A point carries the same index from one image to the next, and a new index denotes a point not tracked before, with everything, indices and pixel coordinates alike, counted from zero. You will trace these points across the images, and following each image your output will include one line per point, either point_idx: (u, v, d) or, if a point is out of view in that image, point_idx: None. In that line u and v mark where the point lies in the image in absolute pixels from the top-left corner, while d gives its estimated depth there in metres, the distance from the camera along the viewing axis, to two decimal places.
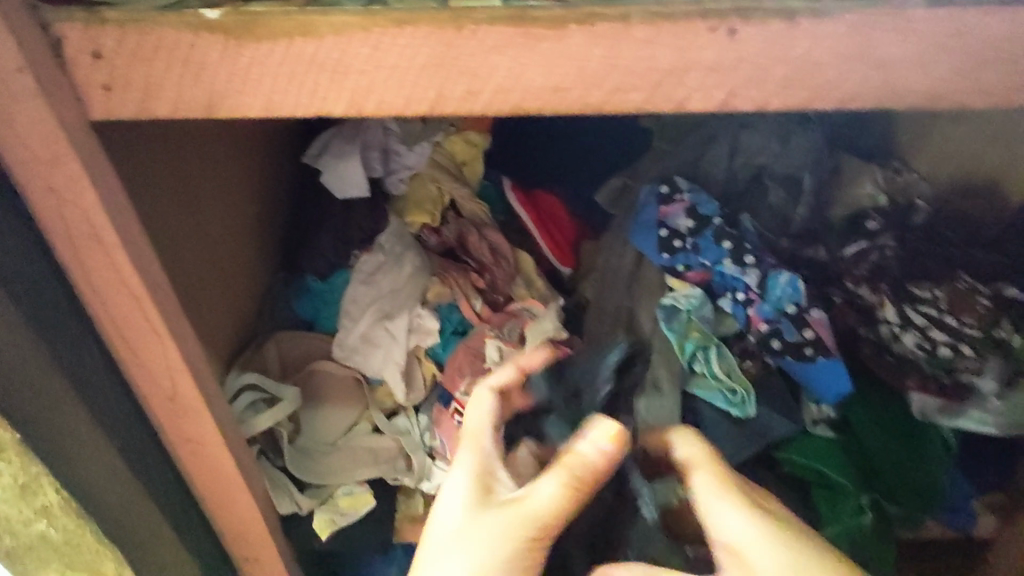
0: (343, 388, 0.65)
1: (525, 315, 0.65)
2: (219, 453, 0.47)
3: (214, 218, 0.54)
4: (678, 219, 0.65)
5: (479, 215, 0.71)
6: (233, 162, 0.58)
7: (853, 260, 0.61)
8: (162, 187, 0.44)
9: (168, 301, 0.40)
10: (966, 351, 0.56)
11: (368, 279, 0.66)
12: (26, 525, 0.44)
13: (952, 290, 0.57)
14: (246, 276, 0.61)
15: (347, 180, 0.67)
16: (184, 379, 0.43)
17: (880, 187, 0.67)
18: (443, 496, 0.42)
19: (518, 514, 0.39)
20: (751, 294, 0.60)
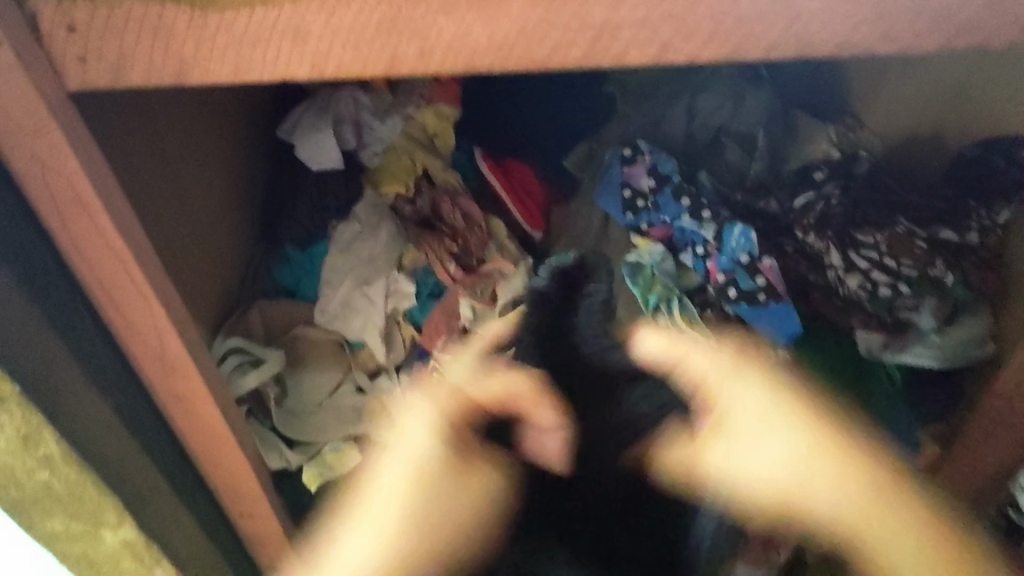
0: (326, 353, 0.68)
1: (496, 276, 0.68)
2: (209, 410, 0.50)
3: (193, 189, 0.56)
4: (640, 179, 0.69)
5: (451, 183, 0.73)
6: (210, 137, 0.61)
7: (802, 211, 0.65)
8: (143, 158, 0.47)
9: (152, 264, 0.43)
10: (904, 291, 0.60)
11: (345, 249, 0.69)
12: (30, 475, 0.47)
13: (892, 234, 0.61)
14: (226, 248, 0.63)
15: (321, 152, 0.70)
16: (171, 338, 0.46)
17: (834, 144, 0.70)
18: (384, 473, 0.41)
19: (415, 497, 0.40)
20: (709, 247, 0.65)
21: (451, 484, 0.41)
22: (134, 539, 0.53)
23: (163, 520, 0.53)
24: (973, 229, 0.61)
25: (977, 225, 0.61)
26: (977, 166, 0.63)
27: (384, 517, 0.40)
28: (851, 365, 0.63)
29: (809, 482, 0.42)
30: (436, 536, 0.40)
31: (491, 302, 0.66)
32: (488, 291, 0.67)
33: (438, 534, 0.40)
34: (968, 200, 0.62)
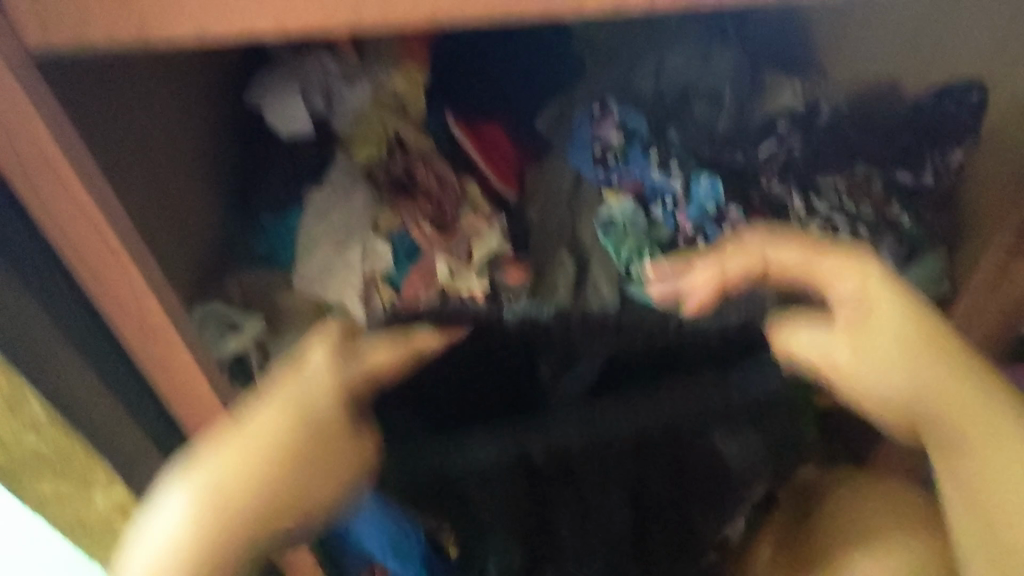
0: (305, 316, 0.68)
1: (471, 235, 0.69)
2: (191, 375, 0.51)
3: (162, 154, 0.56)
4: (609, 134, 0.70)
5: (424, 146, 0.73)
6: (177, 105, 0.60)
7: (766, 160, 0.67)
8: (110, 123, 0.47)
9: (126, 227, 0.44)
10: (866, 234, 0.64)
11: (320, 214, 0.70)
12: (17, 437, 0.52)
13: (851, 177, 0.66)
14: (200, 216, 0.64)
15: (289, 118, 0.71)
16: (150, 302, 0.46)
17: (798, 96, 0.72)
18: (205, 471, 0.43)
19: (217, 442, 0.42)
20: (677, 200, 0.67)
21: (295, 465, 0.41)
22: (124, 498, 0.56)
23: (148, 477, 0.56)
24: (929, 171, 0.65)
25: (934, 167, 0.65)
26: (933, 112, 0.65)
27: (235, 484, 0.40)
28: None
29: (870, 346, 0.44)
30: (245, 478, 0.40)
31: (467, 260, 0.68)
32: (465, 249, 0.69)
33: (258, 496, 0.40)
34: (924, 144, 0.66)
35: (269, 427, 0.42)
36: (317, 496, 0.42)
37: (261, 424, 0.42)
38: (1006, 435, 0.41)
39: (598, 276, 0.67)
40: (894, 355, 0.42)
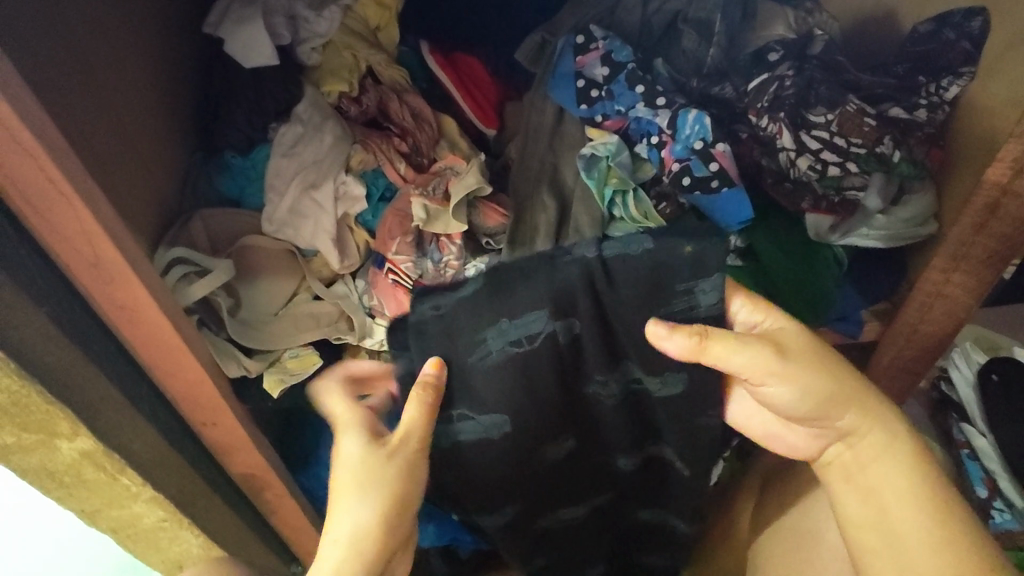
0: (277, 260, 0.66)
1: (449, 174, 0.66)
2: (155, 318, 0.48)
3: (104, 81, 0.51)
4: (594, 68, 0.66)
5: (399, 81, 0.70)
6: (125, 30, 0.55)
7: (755, 93, 0.62)
8: (43, 50, 0.43)
9: (69, 159, 0.39)
10: (853, 170, 0.60)
11: (289, 152, 0.65)
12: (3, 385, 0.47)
13: (844, 113, 0.59)
14: (158, 152, 0.60)
15: (251, 47, 0.64)
16: (103, 244, 0.42)
17: (792, 29, 0.67)
18: None
19: None
20: (664, 137, 0.63)
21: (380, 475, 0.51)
22: (91, 448, 0.55)
23: (117, 429, 0.54)
24: (922, 106, 0.61)
25: (925, 101, 0.61)
26: (929, 42, 0.61)
27: (354, 486, 0.50)
28: (801, 245, 0.65)
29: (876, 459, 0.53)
30: None
31: (445, 201, 0.64)
32: (442, 189, 0.65)
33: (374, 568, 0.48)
34: (918, 76, 0.62)
35: (400, 460, 0.52)
36: (413, 435, 0.52)
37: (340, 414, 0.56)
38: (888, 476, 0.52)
39: (582, 219, 0.65)
40: (900, 481, 0.52)
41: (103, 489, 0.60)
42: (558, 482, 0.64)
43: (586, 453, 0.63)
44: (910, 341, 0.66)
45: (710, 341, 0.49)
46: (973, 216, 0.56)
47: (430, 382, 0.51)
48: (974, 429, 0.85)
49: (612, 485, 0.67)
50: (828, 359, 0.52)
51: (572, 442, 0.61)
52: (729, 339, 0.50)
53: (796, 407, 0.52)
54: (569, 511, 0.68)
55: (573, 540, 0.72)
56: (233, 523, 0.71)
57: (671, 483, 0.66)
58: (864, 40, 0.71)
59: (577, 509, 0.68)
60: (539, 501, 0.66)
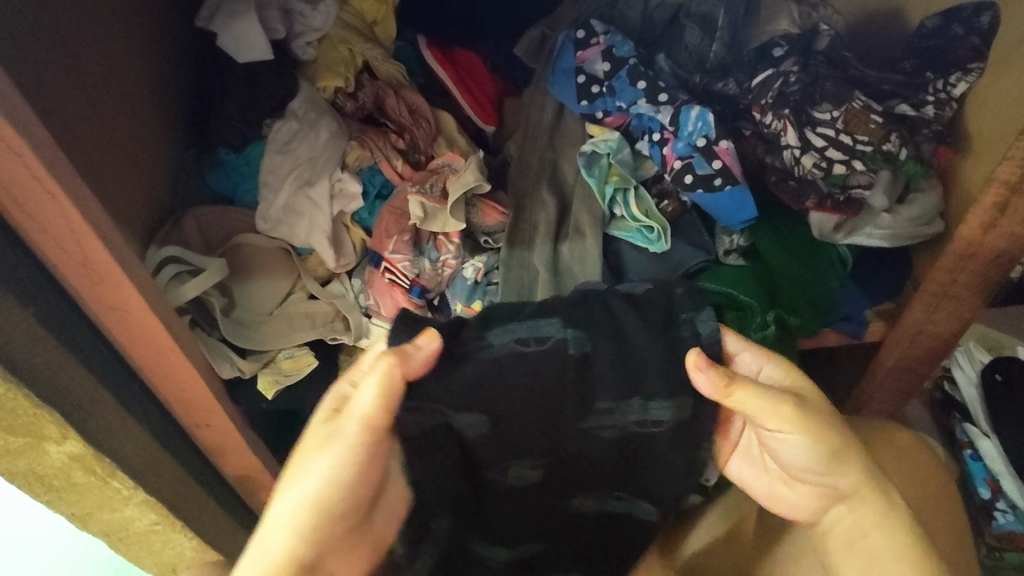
0: (272, 259, 0.65)
1: (446, 171, 0.65)
2: (145, 319, 0.46)
3: (91, 74, 0.50)
4: (595, 63, 0.65)
5: (395, 76, 0.68)
6: (114, 23, 0.54)
7: (759, 90, 0.61)
8: (28, 44, 0.41)
9: (56, 157, 0.37)
10: (859, 168, 0.58)
11: (284, 149, 0.64)
12: None
13: (850, 109, 0.58)
14: (149, 148, 0.59)
15: (245, 42, 0.63)
16: (91, 243, 0.41)
17: (795, 25, 0.64)
18: None
19: None
20: (665, 134, 0.62)
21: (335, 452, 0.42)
22: (81, 451, 0.54)
23: (107, 432, 0.53)
24: (929, 102, 0.59)
25: (933, 98, 0.59)
26: (937, 37, 0.60)
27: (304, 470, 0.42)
28: (803, 245, 0.64)
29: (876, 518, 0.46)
30: None
31: (443, 199, 0.63)
32: (439, 187, 0.64)
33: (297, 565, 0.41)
34: (925, 72, 0.60)
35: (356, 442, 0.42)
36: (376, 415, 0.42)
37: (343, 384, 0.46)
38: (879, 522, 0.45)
39: (581, 217, 0.64)
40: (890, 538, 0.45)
41: (94, 493, 0.59)
42: (508, 516, 0.50)
43: (552, 490, 0.49)
44: (914, 341, 0.65)
45: (738, 395, 0.43)
46: (982, 215, 0.55)
47: (407, 353, 0.42)
48: (976, 428, 0.84)
49: (563, 542, 0.53)
50: (848, 432, 0.46)
51: (543, 468, 0.47)
52: (771, 374, 0.46)
53: (801, 460, 0.45)
54: (507, 551, 0.52)
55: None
56: (227, 525, 0.70)
57: (634, 527, 0.52)
58: (869, 36, 0.69)
59: (518, 546, 0.52)
60: (480, 527, 0.51)
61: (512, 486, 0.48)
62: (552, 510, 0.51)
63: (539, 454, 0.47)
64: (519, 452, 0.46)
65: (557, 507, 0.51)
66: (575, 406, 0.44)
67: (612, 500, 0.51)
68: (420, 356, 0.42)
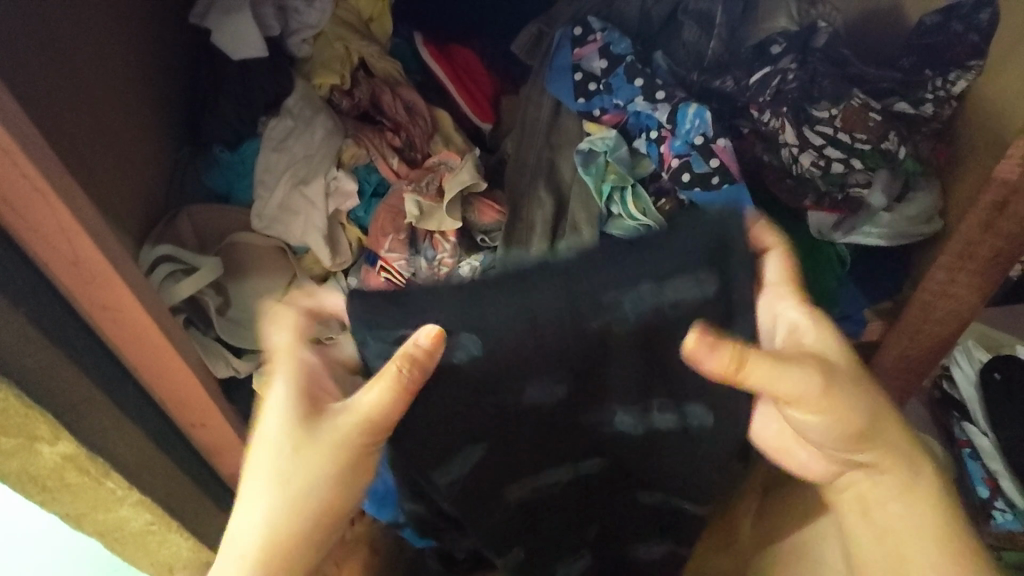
0: (269, 258, 0.64)
1: (442, 170, 0.65)
2: (138, 318, 0.46)
3: (82, 69, 0.49)
4: (592, 61, 0.64)
5: (391, 74, 0.68)
6: (106, 18, 0.53)
7: (757, 87, 0.61)
8: (19, 41, 0.41)
9: (46, 155, 0.37)
10: (857, 167, 0.59)
11: (279, 147, 0.64)
12: None
13: (848, 108, 0.58)
14: (142, 145, 0.58)
15: (240, 39, 0.62)
16: (82, 242, 0.41)
17: (794, 21, 0.63)
18: None
19: None
20: (663, 131, 0.61)
21: (314, 444, 0.42)
22: (74, 452, 0.53)
23: (100, 432, 0.52)
24: (928, 100, 0.59)
25: (932, 96, 0.59)
26: (937, 35, 0.60)
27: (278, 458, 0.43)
28: (801, 245, 0.64)
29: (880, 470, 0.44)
30: None
31: (438, 197, 0.63)
32: (435, 185, 0.64)
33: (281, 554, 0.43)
34: (924, 70, 0.60)
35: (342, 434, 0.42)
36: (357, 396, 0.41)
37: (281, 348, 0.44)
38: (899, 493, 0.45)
39: (579, 215, 0.63)
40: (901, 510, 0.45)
41: (88, 493, 0.59)
42: (531, 439, 0.43)
43: (582, 401, 0.41)
44: (914, 340, 0.64)
45: (749, 351, 0.38)
46: (980, 213, 0.54)
47: (409, 354, 0.36)
48: (975, 428, 0.84)
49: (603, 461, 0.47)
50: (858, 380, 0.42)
51: (562, 387, 0.39)
52: (793, 310, 0.43)
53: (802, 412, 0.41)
54: (545, 475, 0.46)
55: (544, 523, 0.51)
56: (223, 524, 0.70)
57: (691, 440, 0.44)
58: (869, 32, 0.68)
59: (560, 468, 0.46)
60: (507, 463, 0.44)
61: (520, 410, 0.40)
62: (582, 427, 0.43)
63: (555, 388, 0.39)
64: (529, 374, 0.38)
65: (587, 422, 0.43)
66: (568, 328, 0.36)
67: (655, 410, 0.42)
68: (428, 353, 0.36)
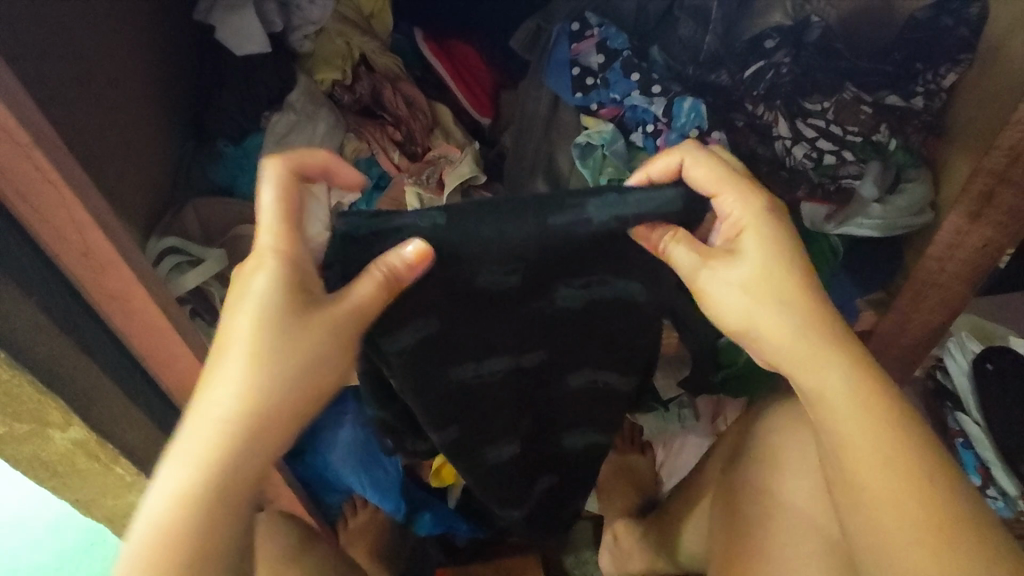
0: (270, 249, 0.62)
1: (443, 162, 0.66)
2: (146, 307, 0.47)
3: (89, 62, 0.50)
4: (589, 56, 0.65)
5: (392, 69, 0.69)
6: (112, 14, 0.54)
7: (751, 81, 0.62)
8: (30, 38, 0.42)
9: (58, 148, 0.38)
10: (849, 158, 0.60)
11: (281, 141, 0.65)
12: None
13: (840, 100, 0.60)
14: (149, 138, 0.59)
15: (244, 35, 0.64)
16: (93, 234, 0.42)
17: (789, 16, 0.64)
18: None
19: None
20: (659, 125, 0.63)
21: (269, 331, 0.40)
22: (84, 438, 0.56)
23: (109, 417, 0.54)
24: (918, 93, 0.61)
25: (923, 89, 0.60)
26: (927, 29, 0.60)
27: (246, 349, 0.41)
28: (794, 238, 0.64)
29: (830, 378, 0.42)
30: None
31: (439, 189, 0.64)
32: (436, 178, 0.65)
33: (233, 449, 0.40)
34: (914, 62, 0.61)
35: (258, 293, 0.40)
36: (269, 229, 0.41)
37: (262, 212, 0.41)
38: (858, 403, 0.42)
39: None
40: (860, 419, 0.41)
41: (97, 479, 0.63)
42: (478, 325, 0.44)
43: (533, 283, 0.41)
44: (905, 330, 0.66)
45: (676, 250, 0.40)
46: (969, 203, 0.55)
47: (390, 268, 0.37)
48: (968, 417, 0.85)
49: (549, 336, 0.47)
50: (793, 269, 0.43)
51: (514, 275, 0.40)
52: (736, 200, 0.43)
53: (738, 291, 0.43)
54: (490, 362, 0.47)
55: (481, 406, 0.51)
56: None
57: (619, 314, 0.46)
58: (862, 25, 0.69)
59: (501, 358, 0.47)
60: (460, 337, 0.44)
61: (454, 286, 0.40)
62: (521, 313, 0.44)
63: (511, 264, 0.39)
64: (481, 261, 0.38)
65: (529, 309, 0.43)
66: (532, 234, 0.37)
67: (595, 284, 0.43)
68: (409, 270, 0.37)
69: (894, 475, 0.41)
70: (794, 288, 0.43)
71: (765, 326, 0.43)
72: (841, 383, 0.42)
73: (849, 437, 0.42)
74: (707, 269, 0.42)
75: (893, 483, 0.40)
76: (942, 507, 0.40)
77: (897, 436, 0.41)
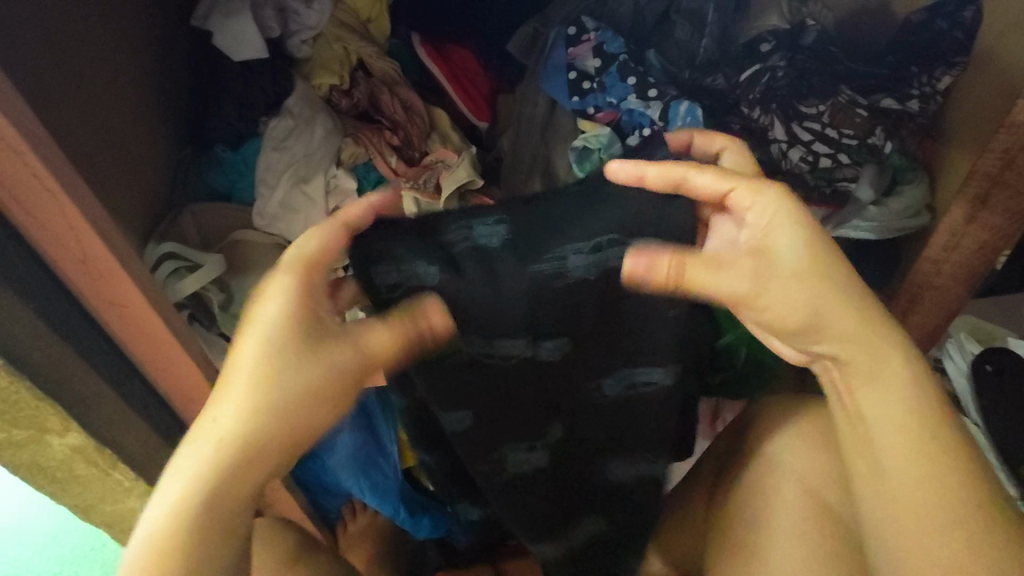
0: (268, 254, 0.64)
1: (439, 167, 0.66)
2: (144, 314, 0.47)
3: (87, 69, 0.50)
4: (586, 59, 0.65)
5: (389, 73, 0.69)
6: (110, 20, 0.54)
7: (747, 85, 0.62)
8: (27, 46, 0.42)
9: (56, 156, 0.38)
10: (844, 161, 0.60)
11: (280, 146, 0.65)
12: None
13: (835, 104, 0.60)
14: (147, 144, 0.60)
15: (242, 41, 0.63)
16: (91, 241, 0.42)
17: (785, 20, 0.64)
18: None
19: None
20: (656, 129, 0.63)
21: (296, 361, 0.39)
22: (82, 444, 0.56)
23: (107, 423, 0.55)
24: (914, 96, 0.60)
25: (918, 91, 0.60)
26: (923, 32, 0.61)
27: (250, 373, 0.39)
28: None
29: (875, 377, 0.40)
30: None
31: (436, 193, 0.65)
32: (433, 182, 0.66)
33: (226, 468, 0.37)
34: (910, 66, 0.61)
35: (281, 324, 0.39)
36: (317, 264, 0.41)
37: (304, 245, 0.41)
38: (897, 401, 0.40)
39: None
40: (899, 424, 0.40)
41: (96, 484, 0.63)
42: (488, 366, 0.45)
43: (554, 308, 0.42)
44: (902, 332, 0.66)
45: (685, 266, 0.39)
46: (964, 207, 0.55)
47: (416, 326, 0.40)
48: (968, 418, 0.85)
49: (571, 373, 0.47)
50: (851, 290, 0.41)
51: (504, 227, 0.42)
52: (753, 197, 0.42)
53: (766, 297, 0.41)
54: (504, 342, 0.43)
55: (513, 410, 0.49)
56: None
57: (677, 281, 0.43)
58: (858, 28, 0.69)
59: (524, 337, 0.43)
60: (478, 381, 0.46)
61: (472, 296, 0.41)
62: (532, 283, 0.41)
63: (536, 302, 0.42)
64: (484, 301, 0.41)
65: (537, 273, 0.41)
66: (526, 281, 0.41)
67: (606, 248, 0.41)
68: (434, 333, 0.40)
69: (931, 480, 0.39)
70: (854, 304, 0.41)
71: (839, 322, 0.40)
72: (897, 371, 0.40)
73: (887, 441, 0.40)
74: (723, 279, 0.40)
75: (922, 480, 0.39)
76: (975, 499, 0.38)
77: (939, 456, 0.39)
